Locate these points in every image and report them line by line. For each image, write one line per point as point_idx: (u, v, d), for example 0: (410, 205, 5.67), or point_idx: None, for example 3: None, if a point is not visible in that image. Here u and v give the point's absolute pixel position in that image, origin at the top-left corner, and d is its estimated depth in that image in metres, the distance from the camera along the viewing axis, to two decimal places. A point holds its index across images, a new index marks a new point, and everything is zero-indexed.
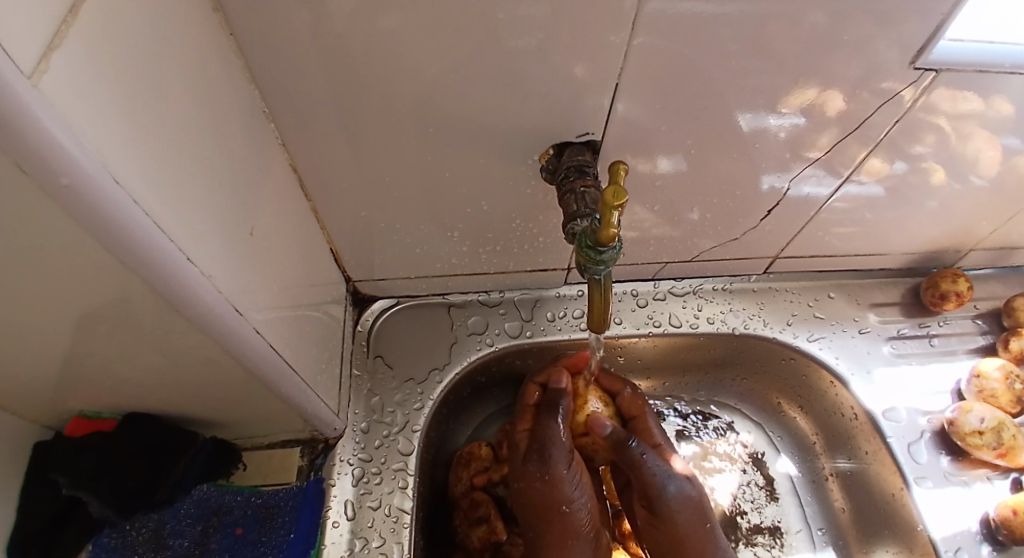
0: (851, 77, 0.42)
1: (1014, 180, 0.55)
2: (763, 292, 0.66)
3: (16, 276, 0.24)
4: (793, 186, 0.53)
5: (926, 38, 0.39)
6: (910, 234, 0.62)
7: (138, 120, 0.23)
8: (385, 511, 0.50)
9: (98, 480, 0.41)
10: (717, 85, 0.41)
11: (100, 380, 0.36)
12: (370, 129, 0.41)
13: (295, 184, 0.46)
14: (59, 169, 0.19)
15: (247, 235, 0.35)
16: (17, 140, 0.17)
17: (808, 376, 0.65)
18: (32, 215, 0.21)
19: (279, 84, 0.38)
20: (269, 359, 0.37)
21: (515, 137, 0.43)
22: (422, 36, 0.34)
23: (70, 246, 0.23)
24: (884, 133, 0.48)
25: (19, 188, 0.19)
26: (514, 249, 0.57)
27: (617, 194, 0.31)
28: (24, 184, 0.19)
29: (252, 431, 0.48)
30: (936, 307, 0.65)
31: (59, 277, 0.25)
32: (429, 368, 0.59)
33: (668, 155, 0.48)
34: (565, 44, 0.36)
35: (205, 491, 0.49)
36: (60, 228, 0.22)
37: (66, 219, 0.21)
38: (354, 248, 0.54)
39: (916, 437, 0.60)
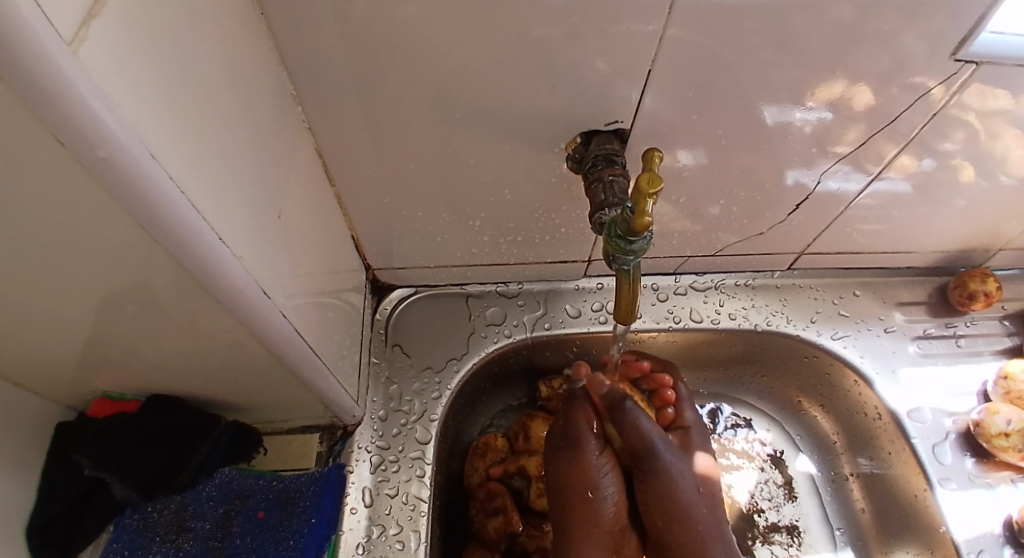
0: (888, 69, 0.41)
1: None
2: (786, 289, 0.65)
3: (50, 250, 0.24)
4: (820, 180, 0.52)
5: (969, 29, 0.38)
6: (939, 232, 0.60)
7: (174, 97, 0.23)
8: (402, 500, 0.50)
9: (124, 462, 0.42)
10: (750, 75, 0.40)
11: (124, 363, 0.36)
12: (396, 116, 0.41)
13: (320, 169, 0.45)
14: (97, 143, 0.19)
15: (275, 218, 0.34)
16: (58, 110, 0.17)
17: (830, 374, 0.64)
18: (69, 189, 0.20)
19: (306, 69, 0.37)
20: (293, 344, 0.37)
21: (542, 125, 0.42)
22: (452, 20, 0.34)
23: (105, 222, 0.23)
24: (917, 129, 0.46)
25: (57, 160, 0.19)
26: (534, 240, 0.56)
27: (652, 182, 0.30)
28: (61, 155, 0.19)
29: (272, 416, 0.48)
30: (963, 307, 0.64)
31: (92, 253, 0.25)
32: (447, 358, 0.59)
33: (694, 147, 0.47)
34: (599, 29, 0.35)
35: (227, 474, 0.49)
36: (97, 203, 0.21)
37: (100, 194, 0.21)
38: (374, 236, 0.54)
39: (940, 439, 0.59)
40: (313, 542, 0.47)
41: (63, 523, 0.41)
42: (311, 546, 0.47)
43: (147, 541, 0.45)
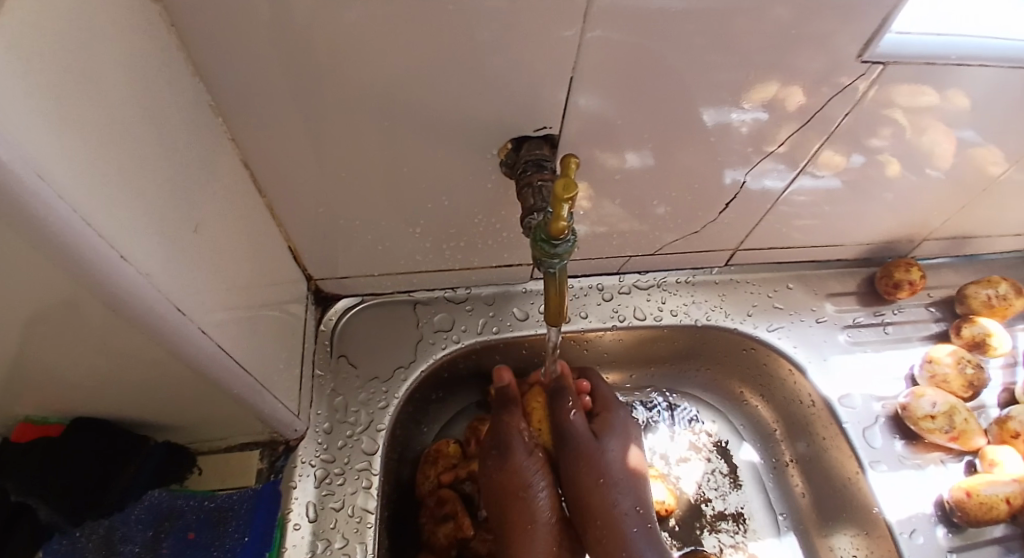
0: (802, 71, 0.42)
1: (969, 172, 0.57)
2: (725, 284, 0.67)
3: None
4: (750, 178, 0.54)
5: (873, 32, 0.39)
6: (865, 225, 0.63)
7: (69, 114, 0.22)
8: (348, 512, 0.50)
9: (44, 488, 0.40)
10: (671, 79, 0.41)
11: (35, 388, 0.34)
12: (324, 125, 0.41)
13: (248, 180, 0.44)
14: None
15: (192, 231, 0.34)
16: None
17: (768, 365, 0.67)
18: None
19: (223, 79, 0.36)
20: (219, 360, 0.36)
21: (472, 131, 0.43)
22: (370, 29, 0.34)
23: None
24: (838, 123, 0.48)
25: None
26: (477, 245, 0.56)
27: (567, 186, 0.30)
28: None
29: (208, 434, 0.47)
30: (890, 296, 0.67)
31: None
32: (394, 366, 0.59)
33: (641, 150, 0.49)
34: (519, 36, 0.36)
35: (158, 496, 0.47)
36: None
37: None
38: (313, 246, 0.53)
39: (871, 422, 0.62)
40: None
41: None
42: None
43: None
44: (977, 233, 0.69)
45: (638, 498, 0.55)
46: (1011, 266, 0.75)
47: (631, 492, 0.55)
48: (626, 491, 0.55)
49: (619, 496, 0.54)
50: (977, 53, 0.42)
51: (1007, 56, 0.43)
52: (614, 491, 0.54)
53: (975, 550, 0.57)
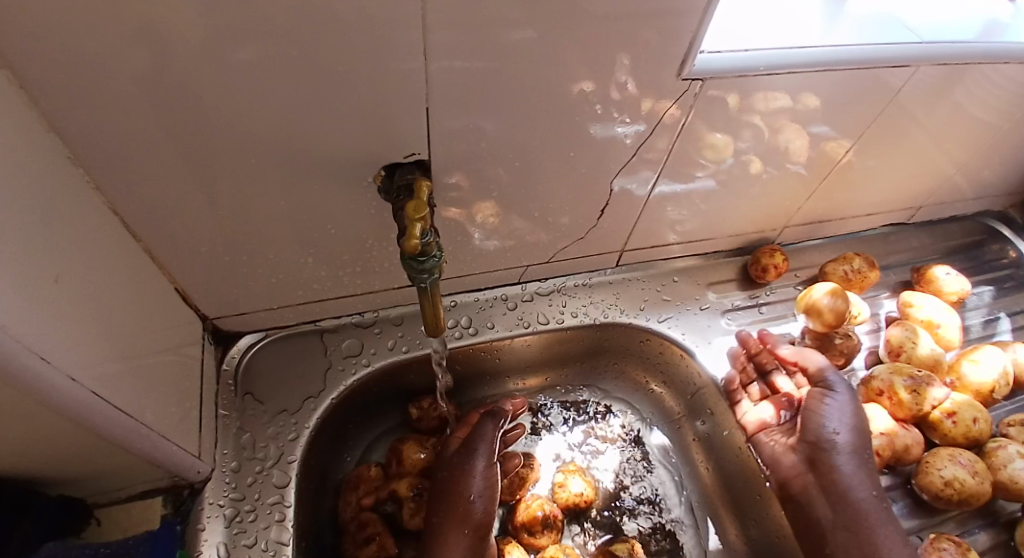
0: (644, 89, 0.48)
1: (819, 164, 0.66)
2: (618, 284, 0.73)
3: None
4: (626, 185, 0.59)
5: (685, 55, 0.46)
6: (732, 218, 0.71)
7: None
8: (261, 547, 0.50)
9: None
10: (523, 102, 0.46)
11: None
12: (195, 168, 0.42)
13: (121, 228, 0.44)
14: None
15: (53, 282, 0.34)
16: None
17: (663, 354, 0.72)
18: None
19: (78, 132, 0.37)
20: (95, 408, 0.36)
21: (347, 163, 0.45)
22: (225, 75, 0.36)
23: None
24: (682, 124, 0.53)
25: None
26: (375, 269, 0.59)
27: (417, 207, 0.34)
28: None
29: (102, 486, 0.45)
30: (762, 280, 0.75)
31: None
32: (303, 398, 0.59)
33: (543, 166, 0.53)
34: (370, 72, 0.39)
35: (52, 549, 0.43)
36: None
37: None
38: (205, 287, 0.53)
39: (753, 394, 0.69)
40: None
41: None
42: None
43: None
44: (830, 216, 0.78)
45: (873, 483, 0.57)
46: (863, 243, 0.86)
47: (864, 479, 0.57)
48: (859, 481, 0.57)
49: (852, 487, 0.57)
50: (783, 63, 0.49)
51: (812, 62, 0.51)
52: (847, 484, 0.57)
53: None
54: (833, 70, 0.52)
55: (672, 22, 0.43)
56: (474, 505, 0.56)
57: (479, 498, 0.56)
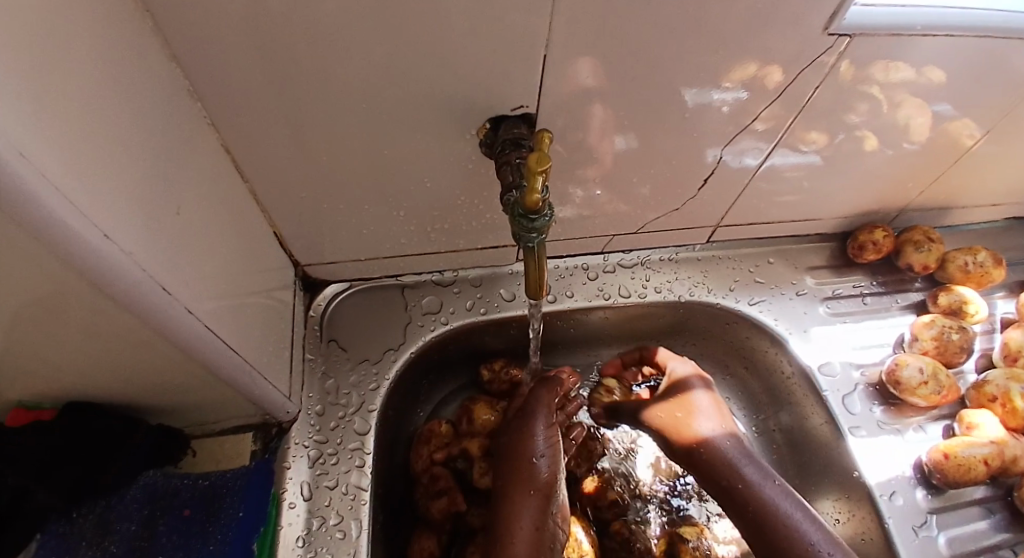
0: (761, 47, 0.43)
1: (944, 145, 0.58)
2: (707, 261, 0.69)
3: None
4: (733, 156, 0.55)
5: (837, 5, 0.40)
6: (842, 199, 0.65)
7: (44, 83, 0.22)
8: (342, 490, 0.50)
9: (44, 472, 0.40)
10: (643, 54, 0.42)
11: (31, 373, 0.35)
12: (302, 110, 0.41)
13: (229, 166, 0.44)
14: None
15: (174, 214, 0.34)
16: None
17: (750, 339, 0.68)
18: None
19: (199, 63, 0.36)
20: (204, 343, 0.36)
21: (452, 114, 0.43)
22: (346, 11, 0.34)
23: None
24: (808, 98, 0.49)
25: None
26: (462, 227, 0.57)
27: (540, 160, 0.32)
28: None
29: (200, 417, 0.46)
30: (859, 259, 0.69)
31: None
32: (383, 349, 0.60)
33: (626, 132, 0.50)
34: (493, 14, 0.36)
35: (151, 477, 0.47)
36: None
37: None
38: (299, 232, 0.53)
39: (849, 390, 0.64)
40: (240, 536, 0.46)
41: None
42: (240, 541, 0.46)
43: (73, 548, 0.43)
44: (953, 204, 0.70)
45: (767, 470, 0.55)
46: (985, 236, 0.77)
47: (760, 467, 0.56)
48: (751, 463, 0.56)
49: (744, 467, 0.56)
50: (941, 22, 0.43)
51: (972, 25, 0.44)
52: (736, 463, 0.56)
53: (954, 509, 0.59)
54: (995, 34, 0.45)
55: None
56: (539, 468, 0.54)
57: (547, 460, 0.54)
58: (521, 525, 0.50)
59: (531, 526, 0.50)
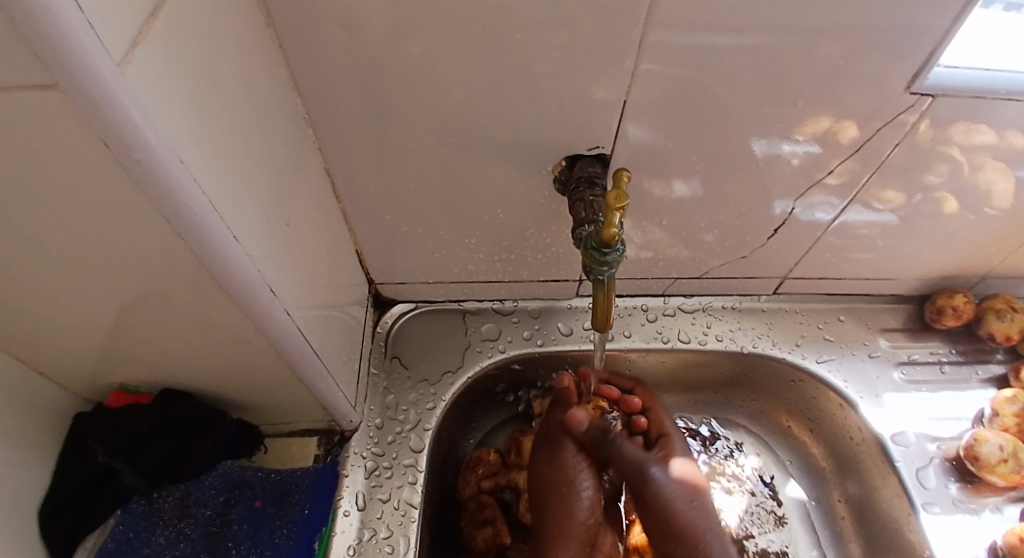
0: (836, 103, 0.44)
1: None
2: (773, 313, 0.67)
3: (67, 231, 0.27)
4: (802, 210, 0.55)
5: (920, 64, 0.41)
6: (920, 259, 0.62)
7: (200, 104, 0.27)
8: (394, 505, 0.52)
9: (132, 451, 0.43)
10: (719, 103, 0.43)
11: (145, 356, 0.39)
12: (397, 139, 0.45)
13: (327, 186, 0.49)
14: (129, 139, 0.22)
15: (283, 226, 0.38)
16: (91, 104, 0.20)
17: (817, 399, 0.66)
18: (93, 179, 0.24)
19: (316, 93, 0.41)
20: (293, 345, 0.39)
21: (532, 151, 0.46)
22: (445, 53, 0.38)
23: (122, 212, 0.26)
24: (884, 157, 0.49)
25: (94, 154, 0.22)
26: (528, 259, 0.59)
27: (619, 197, 0.33)
28: (101, 152, 0.22)
29: (275, 416, 0.50)
30: (936, 324, 0.66)
31: (113, 241, 0.28)
32: (442, 371, 0.62)
33: (688, 178, 0.51)
34: (579, 60, 0.39)
35: (228, 466, 0.50)
36: (122, 193, 0.25)
37: (132, 186, 0.24)
38: (378, 252, 0.57)
39: (925, 463, 0.59)
40: (305, 533, 0.48)
41: (74, 508, 0.41)
42: (305, 539, 0.48)
43: (151, 527, 0.45)
44: None
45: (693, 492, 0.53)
46: None
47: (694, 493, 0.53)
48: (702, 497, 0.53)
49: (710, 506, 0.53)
50: None
51: None
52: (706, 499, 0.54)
53: None
54: None
55: (865, 34, 0.38)
56: (579, 495, 0.54)
57: (588, 492, 0.54)
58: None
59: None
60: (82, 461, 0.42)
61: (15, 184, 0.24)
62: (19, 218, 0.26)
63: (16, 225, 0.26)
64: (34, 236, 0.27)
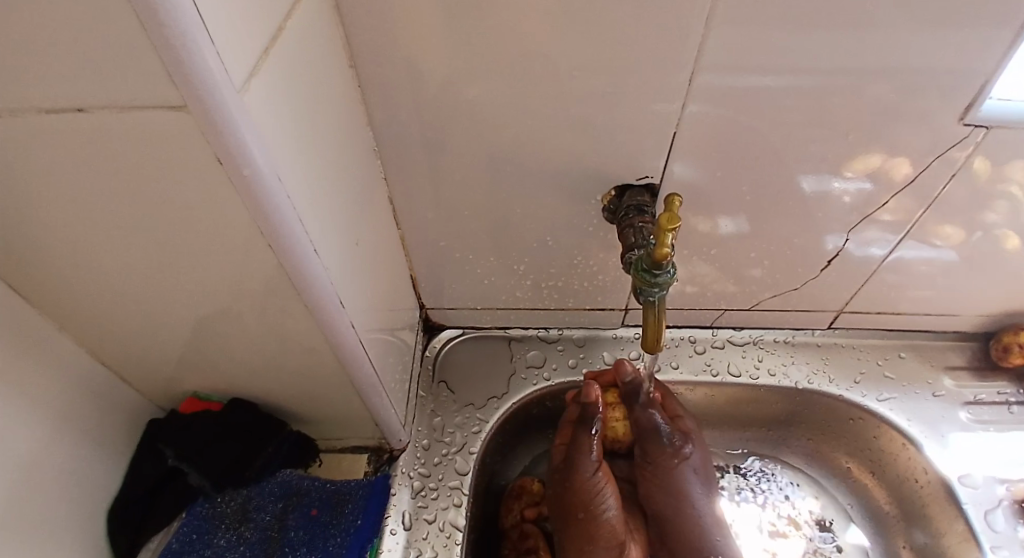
0: (887, 138, 0.44)
1: None
2: (828, 348, 0.65)
3: (176, 242, 0.30)
4: (851, 243, 0.54)
5: (973, 95, 0.40)
6: (984, 296, 0.60)
7: (296, 129, 0.30)
8: (439, 526, 0.52)
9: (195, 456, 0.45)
10: (769, 137, 0.44)
11: (222, 364, 0.42)
12: (456, 169, 0.48)
13: (390, 212, 0.52)
14: (238, 155, 0.25)
15: (354, 245, 0.40)
16: (211, 125, 0.23)
17: (877, 438, 0.63)
18: (201, 192, 0.27)
19: (386, 127, 0.45)
20: (355, 357, 0.41)
21: (584, 180, 0.48)
22: (503, 89, 0.41)
23: (221, 223, 0.29)
24: (939, 190, 0.48)
25: (208, 170, 0.25)
26: (575, 287, 0.61)
27: (671, 219, 0.34)
28: (215, 168, 0.25)
29: (331, 431, 0.52)
30: (1007, 362, 0.62)
31: (210, 251, 0.31)
32: (488, 396, 0.63)
33: (735, 215, 0.52)
34: (632, 96, 0.41)
35: (288, 474, 0.50)
36: (225, 205, 0.27)
37: (236, 200, 0.27)
38: (431, 276, 0.60)
39: (994, 505, 0.56)
40: (358, 542, 0.48)
41: (139, 506, 0.44)
42: (356, 548, 0.48)
43: (214, 528, 0.46)
44: None
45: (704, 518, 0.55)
46: None
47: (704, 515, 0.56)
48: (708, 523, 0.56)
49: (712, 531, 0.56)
50: None
51: None
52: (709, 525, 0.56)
53: None
54: None
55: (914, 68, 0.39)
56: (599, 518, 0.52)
57: (611, 510, 0.52)
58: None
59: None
60: (153, 463, 0.45)
61: (141, 200, 0.28)
62: (139, 230, 0.30)
63: (136, 235, 0.30)
64: (148, 247, 0.31)
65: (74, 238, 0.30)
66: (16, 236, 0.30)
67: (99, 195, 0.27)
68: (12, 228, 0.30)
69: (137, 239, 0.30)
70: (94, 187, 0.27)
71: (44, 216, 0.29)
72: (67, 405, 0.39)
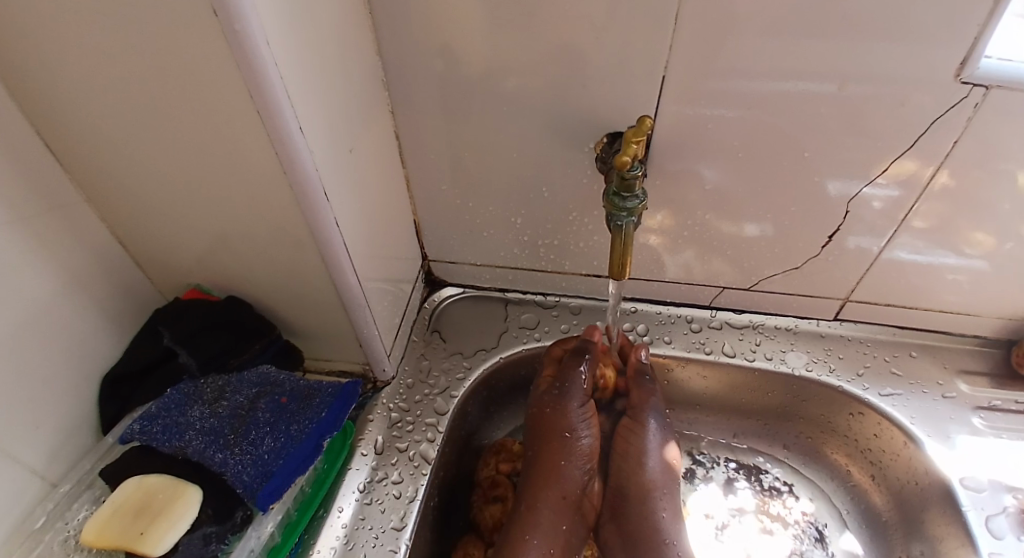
0: (884, 97, 0.42)
1: None
2: (833, 339, 0.63)
3: (172, 109, 0.34)
4: (846, 230, 0.53)
5: (969, 46, 0.38)
6: (1008, 295, 0.55)
7: (289, 11, 0.32)
8: (409, 455, 0.54)
9: (184, 338, 0.48)
10: (761, 84, 0.43)
11: (220, 255, 0.46)
12: (455, 106, 0.50)
13: (396, 149, 0.55)
14: (231, 10, 0.27)
15: (346, 151, 0.43)
16: None
17: (878, 437, 0.59)
18: (188, 48, 0.30)
19: (393, 58, 0.48)
20: (337, 259, 0.44)
21: (577, 127, 0.49)
22: (491, 19, 0.43)
23: (209, 87, 0.32)
24: (928, 178, 0.47)
25: (200, 22, 0.28)
26: (569, 247, 0.62)
27: (637, 131, 0.35)
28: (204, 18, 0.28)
29: (319, 349, 0.55)
30: None
31: (200, 120, 0.34)
32: (477, 348, 0.64)
33: (759, 221, 0.54)
34: (618, 32, 0.42)
35: (267, 369, 0.50)
36: (213, 64, 0.30)
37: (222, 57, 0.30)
38: (434, 224, 0.62)
39: (996, 512, 0.51)
40: (318, 432, 0.48)
41: (131, 380, 0.47)
42: (315, 437, 0.47)
43: (191, 402, 0.46)
44: None
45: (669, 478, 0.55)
46: None
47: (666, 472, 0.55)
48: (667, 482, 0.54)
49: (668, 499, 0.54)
50: None
51: None
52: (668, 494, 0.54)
53: None
54: None
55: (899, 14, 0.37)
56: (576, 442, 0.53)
57: (586, 439, 0.53)
58: (548, 497, 0.52)
59: (557, 500, 0.52)
60: (149, 344, 0.48)
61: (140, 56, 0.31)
62: (140, 88, 0.33)
63: (141, 99, 0.34)
64: (148, 107, 0.34)
65: (92, 98, 0.34)
66: (40, 84, 0.34)
67: (107, 51, 0.31)
68: (35, 72, 0.34)
69: (137, 97, 0.34)
70: (107, 39, 0.30)
71: (60, 64, 0.33)
72: (72, 270, 0.43)
